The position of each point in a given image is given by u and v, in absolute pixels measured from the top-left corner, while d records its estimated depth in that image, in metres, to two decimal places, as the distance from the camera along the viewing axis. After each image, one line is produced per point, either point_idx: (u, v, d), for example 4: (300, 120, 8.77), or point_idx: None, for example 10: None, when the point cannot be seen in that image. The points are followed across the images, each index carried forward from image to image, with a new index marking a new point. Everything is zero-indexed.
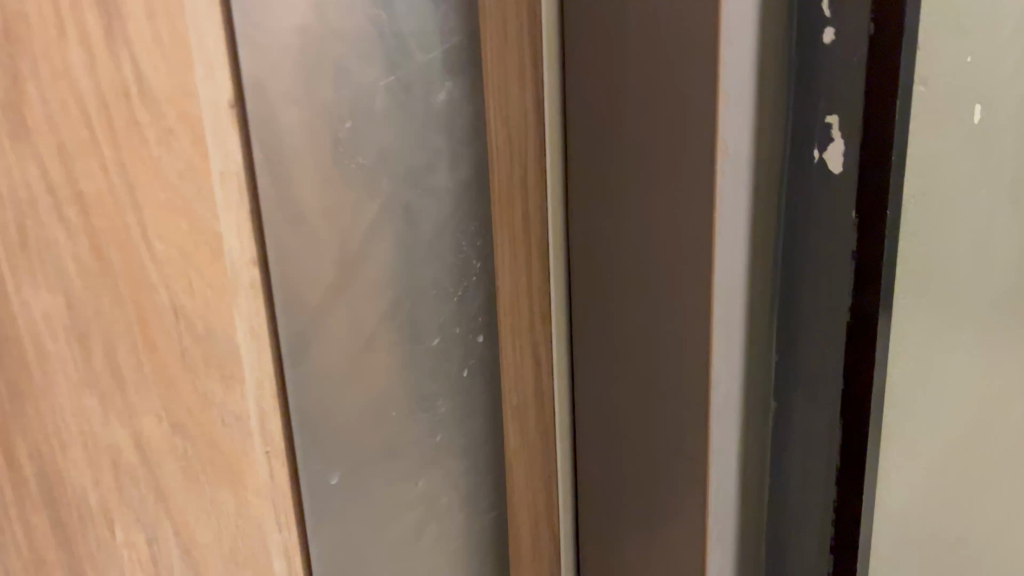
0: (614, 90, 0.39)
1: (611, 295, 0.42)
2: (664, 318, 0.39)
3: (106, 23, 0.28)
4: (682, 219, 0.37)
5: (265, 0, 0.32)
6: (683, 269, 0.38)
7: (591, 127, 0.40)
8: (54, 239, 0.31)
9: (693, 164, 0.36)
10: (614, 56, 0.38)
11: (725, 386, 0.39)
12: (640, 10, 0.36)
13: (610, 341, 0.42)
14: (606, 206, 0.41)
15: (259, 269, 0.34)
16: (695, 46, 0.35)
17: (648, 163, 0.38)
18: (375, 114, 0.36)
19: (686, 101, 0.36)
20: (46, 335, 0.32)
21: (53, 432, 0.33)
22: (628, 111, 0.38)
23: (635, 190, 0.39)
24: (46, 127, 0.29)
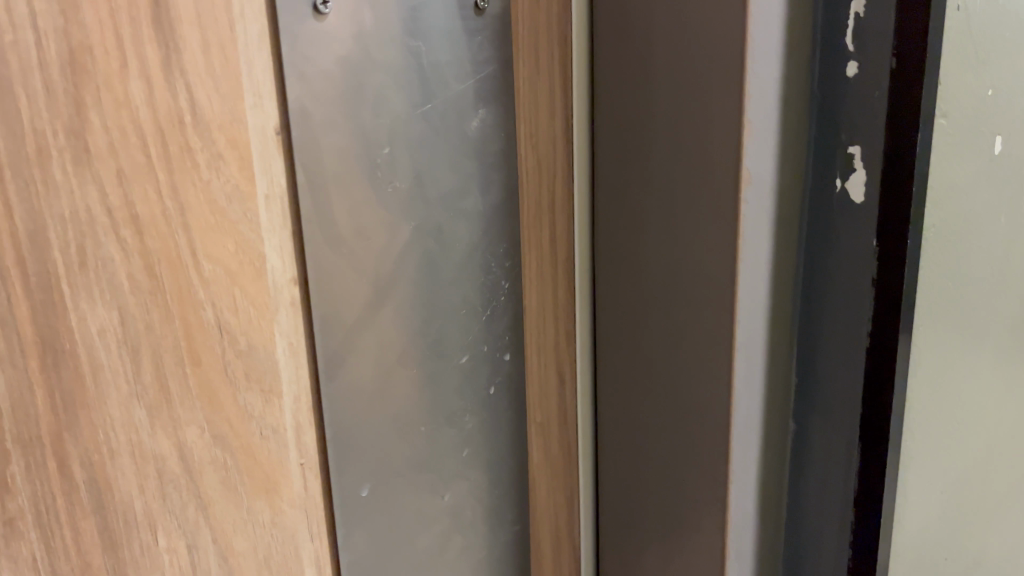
0: (642, 117, 0.40)
1: (636, 316, 0.43)
2: (687, 339, 0.40)
3: (164, 54, 0.29)
4: (706, 245, 0.38)
5: (312, 32, 0.33)
6: (706, 291, 0.39)
7: (618, 153, 0.42)
8: (111, 256, 0.31)
9: (719, 191, 0.37)
10: (642, 85, 0.39)
11: (747, 408, 0.40)
12: (669, 41, 0.38)
13: (634, 360, 0.44)
14: (632, 230, 0.42)
15: (300, 288, 0.35)
16: (722, 76, 0.36)
17: (674, 189, 0.39)
18: (410, 141, 0.38)
19: (712, 129, 0.37)
20: (98, 350, 0.32)
21: (103, 443, 0.33)
22: (655, 137, 0.39)
23: (661, 214, 0.40)
24: (106, 150, 0.30)
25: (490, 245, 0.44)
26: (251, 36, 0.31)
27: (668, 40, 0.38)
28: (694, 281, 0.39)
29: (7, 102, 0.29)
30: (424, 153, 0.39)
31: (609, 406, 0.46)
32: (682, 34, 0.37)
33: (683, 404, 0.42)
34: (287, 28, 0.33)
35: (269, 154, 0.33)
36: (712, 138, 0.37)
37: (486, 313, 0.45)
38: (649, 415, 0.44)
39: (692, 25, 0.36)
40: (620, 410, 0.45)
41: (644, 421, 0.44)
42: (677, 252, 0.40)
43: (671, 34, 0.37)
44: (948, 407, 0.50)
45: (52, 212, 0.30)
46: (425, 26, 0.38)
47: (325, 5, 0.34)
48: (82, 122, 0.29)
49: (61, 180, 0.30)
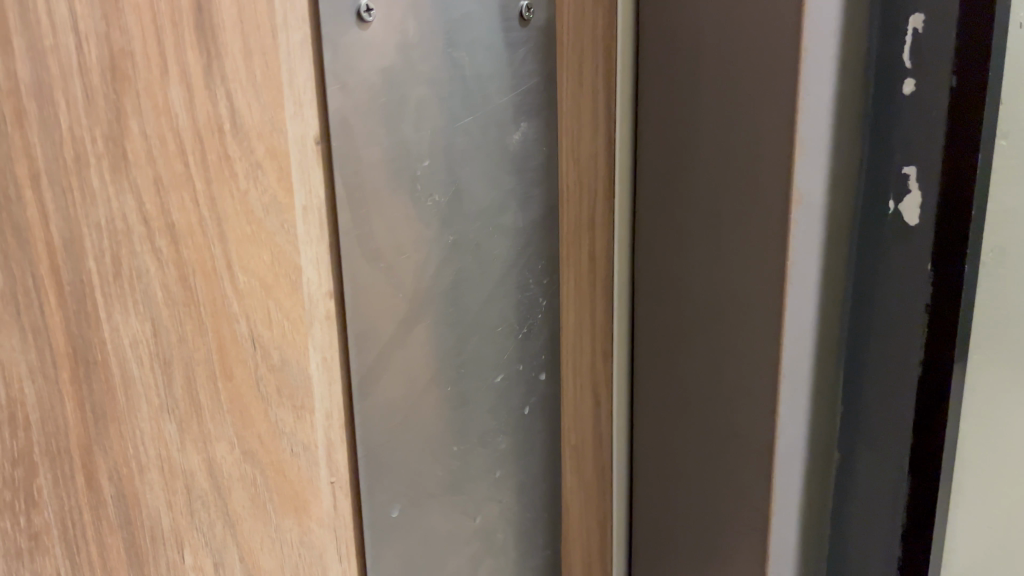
0: (689, 132, 0.39)
1: (677, 336, 0.42)
2: (731, 363, 0.39)
3: (205, 61, 0.29)
4: (753, 266, 0.37)
5: (355, 42, 0.33)
6: (752, 314, 0.38)
7: (663, 170, 0.41)
8: (145, 266, 0.29)
9: (767, 211, 0.36)
10: (689, 101, 0.38)
11: (790, 436, 0.39)
12: (719, 55, 0.37)
13: (674, 381, 0.43)
14: (675, 248, 0.41)
15: (334, 301, 0.34)
16: (774, 92, 0.34)
17: (720, 208, 0.38)
18: (450, 154, 0.37)
19: (761, 147, 0.36)
20: (130, 362, 0.30)
21: (133, 457, 0.30)
22: (701, 154, 0.38)
23: (705, 233, 0.39)
24: (144, 157, 0.28)
25: (525, 262, 0.42)
26: (293, 43, 0.31)
27: (717, 54, 0.37)
28: (739, 304, 0.38)
29: (45, 108, 0.26)
30: (465, 169, 0.38)
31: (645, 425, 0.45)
32: (732, 50, 0.36)
33: (725, 429, 0.40)
34: (330, 35, 0.32)
35: (308, 165, 0.32)
36: (761, 155, 0.36)
37: (522, 330, 0.43)
38: (689, 439, 0.42)
39: (743, 38, 0.35)
40: (658, 430, 0.45)
41: (684, 445, 0.43)
42: (721, 273, 0.39)
43: (721, 48, 0.36)
44: (1002, 439, 0.48)
45: (88, 221, 0.28)
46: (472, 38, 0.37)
47: (369, 13, 0.33)
48: (121, 128, 0.28)
49: (99, 187, 0.28)
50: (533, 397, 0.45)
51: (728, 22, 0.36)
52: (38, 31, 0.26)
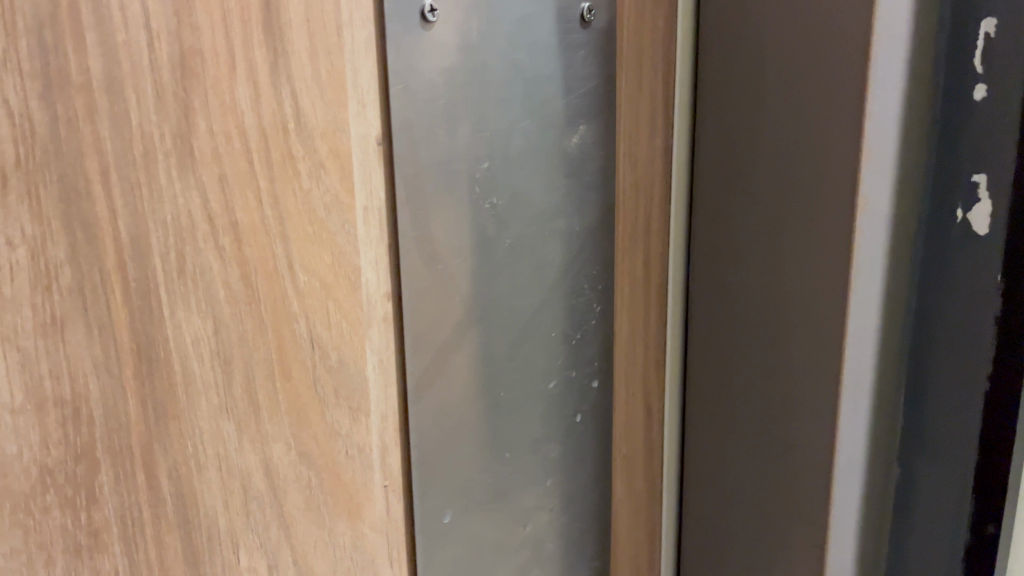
0: (752, 137, 0.38)
1: (734, 347, 0.41)
2: (791, 373, 0.38)
3: (272, 59, 0.29)
4: (817, 275, 0.36)
5: (419, 42, 0.33)
6: (813, 323, 0.36)
7: (721, 174, 0.40)
8: (209, 264, 0.29)
9: (833, 218, 0.35)
10: (752, 104, 0.38)
11: (853, 455, 0.37)
12: (786, 57, 0.36)
13: (728, 391, 0.41)
14: (733, 254, 0.40)
15: (392, 304, 0.34)
16: (843, 95, 0.33)
17: (786, 216, 0.37)
18: (509, 157, 0.37)
19: (828, 152, 0.34)
20: (191, 360, 0.30)
21: (191, 456, 0.30)
22: (763, 159, 0.37)
23: (766, 239, 0.38)
24: (210, 155, 0.28)
25: (581, 267, 0.43)
26: (358, 41, 0.30)
27: (783, 56, 0.36)
28: (801, 315, 0.37)
29: (117, 104, 0.27)
30: (520, 172, 0.38)
31: (695, 440, 0.44)
32: (798, 53, 0.35)
33: (782, 445, 0.39)
34: (393, 34, 0.32)
35: (369, 165, 0.32)
36: (829, 162, 0.34)
37: (575, 336, 0.43)
38: (744, 454, 0.41)
39: (809, 42, 0.34)
40: (709, 444, 0.43)
41: (739, 459, 0.41)
42: (784, 283, 0.37)
43: (789, 51, 0.35)
44: None
45: (154, 218, 0.28)
46: (530, 40, 0.37)
47: (432, 13, 0.33)
48: (189, 125, 0.28)
49: (165, 184, 0.28)
50: (584, 405, 0.45)
51: (797, 24, 0.35)
52: (110, 27, 0.26)
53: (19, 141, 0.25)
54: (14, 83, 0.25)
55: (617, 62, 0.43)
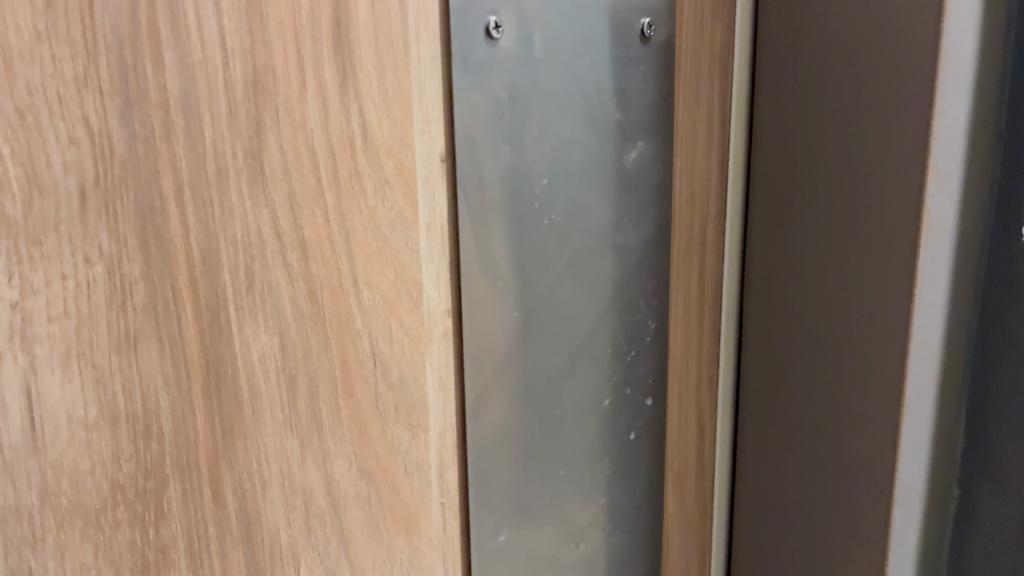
0: (816, 142, 0.36)
1: (789, 358, 0.39)
2: (848, 390, 0.36)
3: (341, 76, 0.29)
4: (879, 292, 0.33)
5: (483, 59, 0.33)
6: (874, 340, 0.34)
7: (777, 182, 0.39)
8: (277, 281, 0.29)
9: (899, 233, 0.32)
10: (812, 109, 0.36)
11: (912, 488, 0.34)
12: (849, 59, 0.34)
13: (781, 403, 0.40)
14: (785, 263, 0.39)
15: (451, 320, 0.34)
16: (909, 100, 0.31)
17: (852, 228, 0.35)
18: (569, 173, 0.37)
19: (893, 161, 0.32)
20: (258, 377, 0.30)
21: (256, 472, 0.30)
22: (823, 165, 0.36)
23: (825, 247, 0.36)
24: (281, 172, 0.28)
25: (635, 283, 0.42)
26: (424, 58, 0.31)
27: (846, 57, 0.34)
28: (864, 334, 0.35)
29: (192, 121, 0.27)
30: (579, 188, 0.37)
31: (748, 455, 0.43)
32: (860, 55, 0.33)
33: (842, 471, 0.37)
34: (459, 49, 0.32)
35: (433, 182, 0.32)
36: (895, 172, 0.32)
37: (629, 354, 0.44)
38: (805, 477, 0.39)
39: (873, 43, 0.33)
40: (764, 461, 0.42)
41: (800, 482, 0.39)
42: (849, 298, 0.35)
43: (856, 53, 0.34)
44: None
45: (225, 234, 0.28)
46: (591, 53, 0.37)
47: (497, 29, 0.33)
48: (260, 143, 0.28)
49: (236, 201, 0.28)
50: (639, 422, 0.46)
51: (866, 25, 0.33)
52: (188, 45, 0.26)
53: (98, 159, 0.25)
54: (94, 101, 0.25)
55: (675, 81, 0.43)
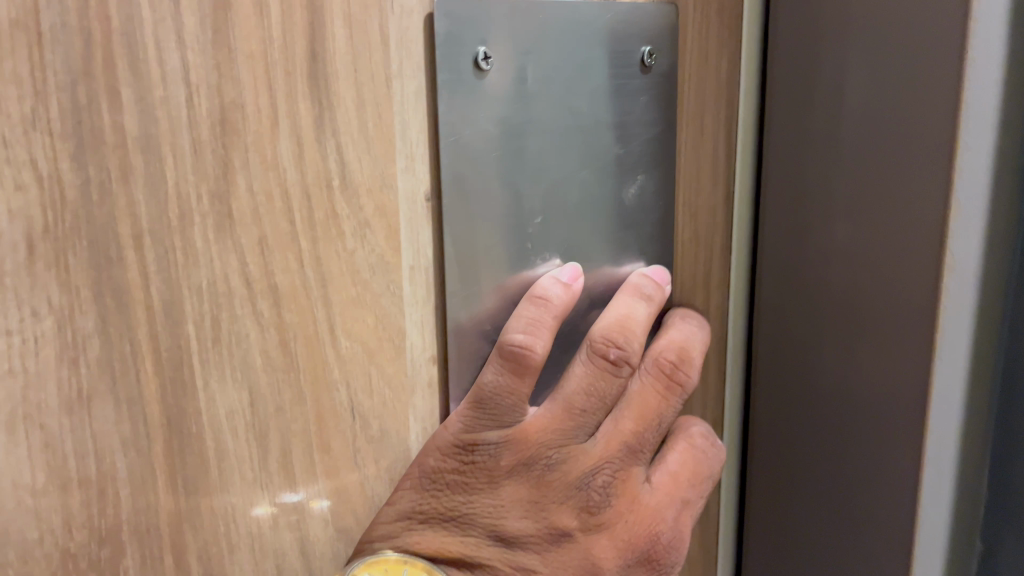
0: (829, 170, 0.33)
1: (803, 406, 0.37)
2: (854, 442, 0.33)
3: (317, 112, 0.27)
4: (885, 337, 0.31)
5: (471, 90, 0.29)
6: (894, 386, 0.31)
7: (792, 211, 0.36)
8: (246, 331, 0.27)
9: (899, 269, 0.30)
10: (816, 138, 0.34)
11: (935, 546, 0.31)
12: (865, 78, 0.31)
13: (783, 447, 0.38)
14: (802, 307, 0.36)
15: (438, 368, 0.32)
16: (930, 132, 0.28)
17: (848, 265, 0.33)
18: (567, 210, 0.33)
19: (892, 199, 0.30)
20: (225, 434, 0.27)
21: (223, 535, 0.28)
22: (837, 196, 0.33)
23: (834, 286, 0.34)
24: (251, 216, 0.27)
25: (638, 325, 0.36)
26: (407, 91, 0.29)
27: (860, 80, 0.31)
28: (863, 375, 0.33)
29: (153, 163, 0.25)
30: (579, 225, 0.33)
31: (758, 493, 0.41)
32: (874, 77, 0.30)
33: (842, 512, 0.35)
34: (447, 81, 0.29)
35: (417, 223, 0.30)
36: (899, 214, 0.30)
37: None
38: (802, 513, 0.37)
39: (889, 66, 0.29)
40: (775, 498, 0.39)
41: (797, 516, 0.38)
42: (840, 338, 0.34)
43: (873, 74, 0.30)
44: None
45: (189, 283, 0.26)
46: (591, 79, 0.32)
47: (487, 61, 0.29)
48: (228, 185, 0.26)
49: (201, 249, 0.26)
50: None
51: (880, 47, 0.30)
52: (148, 82, 0.24)
53: (48, 207, 0.24)
54: (43, 144, 0.23)
55: (680, 89, 0.36)
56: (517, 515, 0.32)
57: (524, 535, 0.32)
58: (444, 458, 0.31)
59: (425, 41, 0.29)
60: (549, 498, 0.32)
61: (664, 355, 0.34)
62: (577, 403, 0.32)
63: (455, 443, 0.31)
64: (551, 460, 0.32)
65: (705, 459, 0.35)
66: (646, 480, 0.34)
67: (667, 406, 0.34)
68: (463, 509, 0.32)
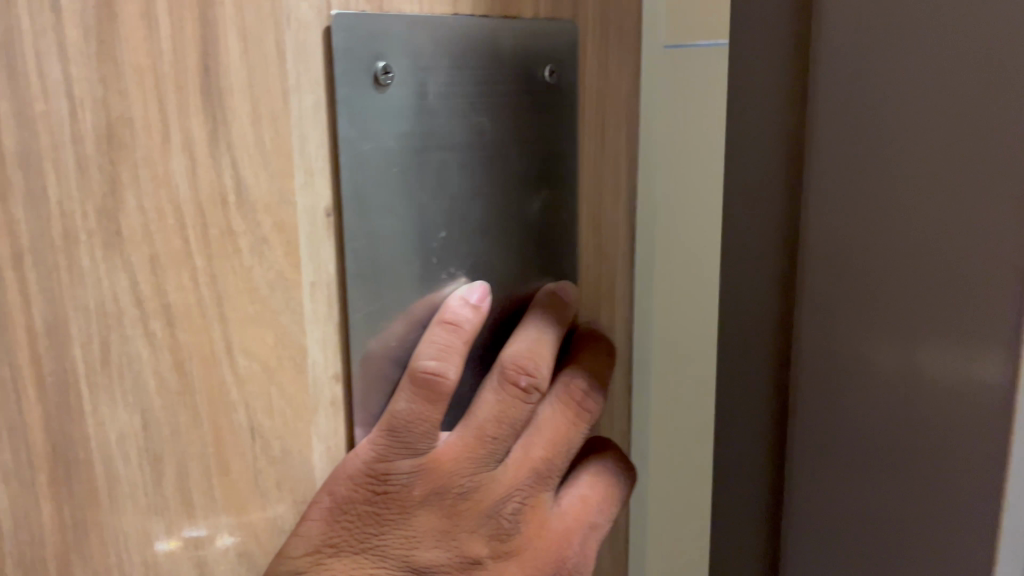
0: (877, 189, 0.28)
1: (848, 469, 0.30)
2: (931, 515, 0.27)
3: (210, 127, 0.27)
4: (936, 388, 0.26)
5: (371, 105, 0.29)
6: (969, 439, 0.25)
7: (831, 239, 0.30)
8: (138, 352, 0.26)
9: (972, 297, 0.24)
10: (853, 151, 0.28)
11: None
12: (909, 76, 0.26)
13: (836, 519, 0.31)
14: (842, 349, 0.30)
15: (342, 386, 0.31)
16: (987, 126, 0.23)
17: (886, 308, 0.28)
18: (471, 224, 0.33)
19: (959, 211, 0.25)
20: (116, 459, 0.27)
21: (116, 565, 0.27)
22: (881, 217, 0.27)
23: (881, 323, 0.28)
24: (141, 233, 0.26)
25: None
26: (306, 107, 0.28)
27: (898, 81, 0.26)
28: (886, 421, 0.28)
29: (33, 179, 0.24)
30: (483, 239, 0.34)
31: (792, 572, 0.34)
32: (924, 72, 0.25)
33: None
34: (347, 96, 0.29)
35: (317, 239, 0.30)
36: (950, 245, 0.25)
37: None
38: None
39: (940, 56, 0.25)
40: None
41: None
42: (859, 376, 0.29)
43: (909, 75, 0.26)
44: None
45: (75, 303, 0.25)
46: (490, 96, 0.33)
47: (387, 75, 0.29)
48: (116, 201, 0.25)
49: (88, 267, 0.25)
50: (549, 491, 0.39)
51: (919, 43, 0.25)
52: (27, 95, 0.23)
53: None
54: None
55: (582, 103, 0.36)
56: (429, 545, 0.31)
57: (435, 563, 0.31)
58: (355, 489, 0.30)
59: (323, 54, 0.28)
60: (461, 526, 0.32)
61: (573, 380, 0.35)
62: (488, 430, 0.32)
63: (367, 473, 0.30)
64: (463, 487, 0.32)
65: (616, 481, 0.36)
66: (552, 503, 0.34)
67: (576, 431, 0.35)
68: (375, 542, 0.31)
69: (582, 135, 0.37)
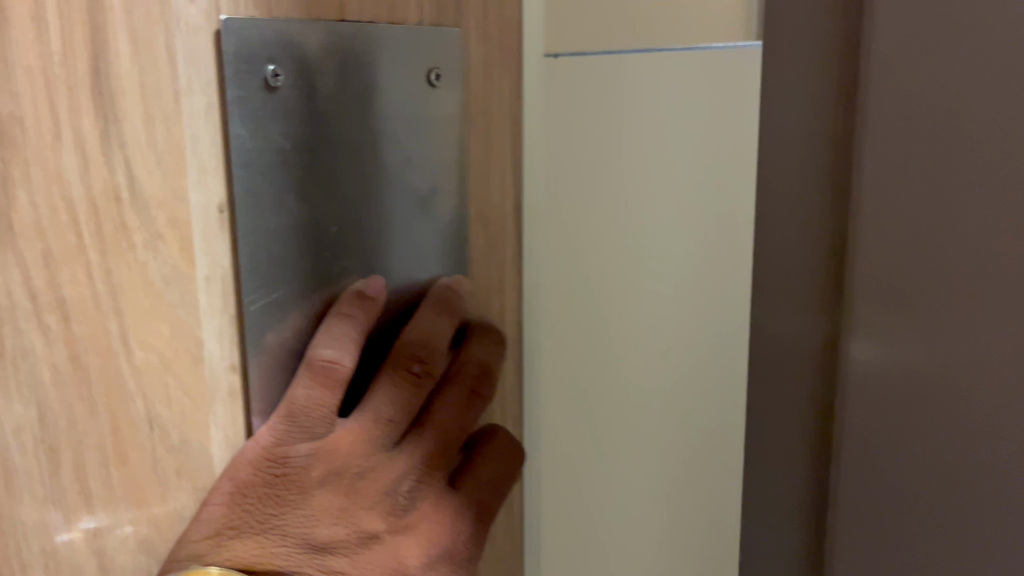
0: (972, 106, 0.22)
1: (964, 448, 0.24)
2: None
3: (102, 125, 0.28)
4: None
5: (260, 105, 0.31)
6: None
7: (921, 161, 0.23)
8: (32, 345, 0.27)
9: None
10: (949, 50, 0.22)
11: None
12: None
13: (914, 500, 0.25)
14: (944, 294, 0.23)
15: (238, 377, 0.33)
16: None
17: (975, 243, 0.22)
18: (362, 219, 0.35)
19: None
20: (12, 449, 0.28)
21: (14, 554, 0.28)
22: (994, 130, 0.22)
23: (1005, 262, 0.22)
24: (33, 229, 0.27)
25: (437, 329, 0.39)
26: (197, 107, 0.30)
27: None
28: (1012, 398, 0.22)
29: None
30: (374, 233, 0.35)
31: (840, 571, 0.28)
32: None
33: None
34: (237, 96, 0.30)
35: (211, 234, 0.31)
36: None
37: None
38: None
39: None
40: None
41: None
42: (969, 335, 0.23)
43: None
44: None
45: None
46: (377, 96, 0.35)
47: (275, 77, 0.31)
48: (6, 199, 0.26)
49: None
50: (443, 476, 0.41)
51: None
52: None
53: None
54: None
55: (467, 105, 0.38)
56: (328, 522, 0.32)
57: (335, 542, 0.32)
58: (256, 473, 0.31)
59: (213, 57, 0.30)
60: (358, 505, 0.33)
61: (465, 367, 0.38)
62: (383, 413, 0.34)
63: (266, 457, 0.31)
64: (361, 468, 0.33)
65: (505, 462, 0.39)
66: (447, 486, 0.36)
67: (468, 415, 0.37)
68: (276, 522, 0.31)
69: (468, 135, 0.39)
